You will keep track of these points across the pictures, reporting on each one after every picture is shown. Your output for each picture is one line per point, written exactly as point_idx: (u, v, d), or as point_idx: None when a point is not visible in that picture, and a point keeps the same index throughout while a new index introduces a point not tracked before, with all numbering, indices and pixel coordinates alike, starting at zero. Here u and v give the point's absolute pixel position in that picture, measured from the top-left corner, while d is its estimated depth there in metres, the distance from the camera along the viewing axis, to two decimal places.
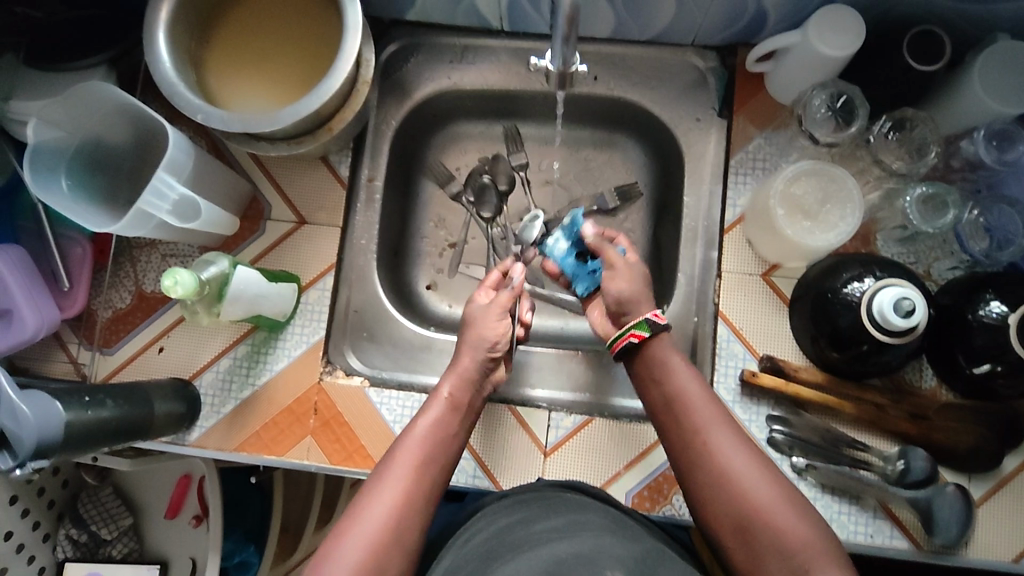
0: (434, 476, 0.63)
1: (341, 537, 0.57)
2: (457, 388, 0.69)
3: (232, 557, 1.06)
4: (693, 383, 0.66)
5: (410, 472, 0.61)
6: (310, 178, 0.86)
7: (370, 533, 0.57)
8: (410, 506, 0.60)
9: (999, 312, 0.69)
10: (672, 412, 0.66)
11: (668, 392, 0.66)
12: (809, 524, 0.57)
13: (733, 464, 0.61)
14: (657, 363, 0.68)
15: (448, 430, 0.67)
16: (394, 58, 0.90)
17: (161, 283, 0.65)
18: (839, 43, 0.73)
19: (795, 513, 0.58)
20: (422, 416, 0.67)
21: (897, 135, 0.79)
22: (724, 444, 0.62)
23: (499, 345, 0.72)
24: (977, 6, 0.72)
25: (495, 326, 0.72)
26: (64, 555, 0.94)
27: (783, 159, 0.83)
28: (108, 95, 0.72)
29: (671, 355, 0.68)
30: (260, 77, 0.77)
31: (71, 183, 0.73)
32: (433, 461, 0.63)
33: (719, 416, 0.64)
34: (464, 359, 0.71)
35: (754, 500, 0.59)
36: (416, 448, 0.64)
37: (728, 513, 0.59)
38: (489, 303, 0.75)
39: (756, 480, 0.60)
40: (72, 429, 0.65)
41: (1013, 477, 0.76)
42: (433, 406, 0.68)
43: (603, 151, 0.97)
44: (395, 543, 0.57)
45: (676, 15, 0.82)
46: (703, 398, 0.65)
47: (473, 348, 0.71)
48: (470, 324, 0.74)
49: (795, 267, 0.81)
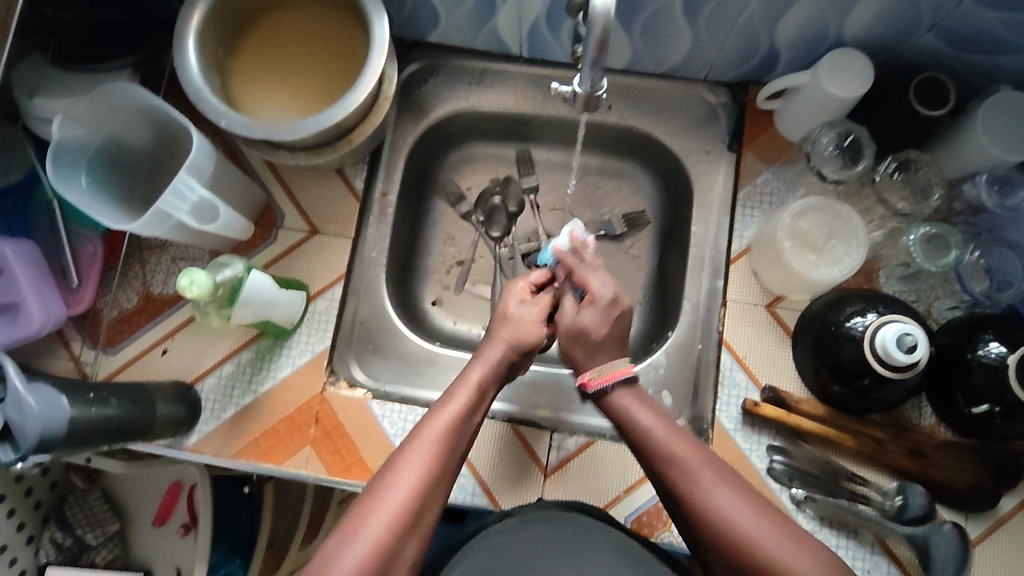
0: (450, 471, 0.61)
1: (355, 528, 0.56)
2: (486, 377, 0.67)
3: (218, 569, 1.03)
4: (662, 427, 0.65)
5: (430, 462, 0.60)
6: (325, 189, 0.88)
7: (386, 523, 0.56)
8: (425, 495, 0.59)
9: (998, 352, 0.71)
10: (647, 454, 0.65)
11: (638, 438, 0.66)
12: (807, 553, 0.57)
13: (726, 504, 0.60)
14: (622, 412, 0.68)
15: (470, 421, 0.64)
16: (414, 77, 0.92)
17: (177, 282, 0.65)
18: (848, 85, 0.75)
19: (799, 552, 0.57)
20: (450, 401, 0.64)
21: (902, 176, 0.82)
22: (715, 491, 0.60)
23: (529, 351, 0.70)
24: (981, 56, 0.75)
25: (533, 326, 0.71)
26: (46, 559, 0.91)
27: (790, 194, 0.85)
28: (135, 96, 0.73)
29: (634, 409, 0.67)
30: (285, 89, 0.79)
31: (91, 181, 0.75)
32: (456, 449, 0.62)
33: (698, 453, 0.63)
34: (495, 351, 0.68)
35: (749, 533, 0.58)
36: (441, 427, 0.62)
37: (723, 551, 0.59)
38: (525, 302, 0.73)
39: (755, 520, 0.59)
40: (75, 425, 0.65)
41: (1011, 517, 0.77)
42: (462, 389, 0.65)
43: (612, 179, 0.98)
44: (406, 540, 0.57)
45: (691, 51, 0.84)
46: (677, 438, 0.64)
47: (507, 344, 0.69)
48: (508, 317, 0.71)
49: (799, 300, 0.83)
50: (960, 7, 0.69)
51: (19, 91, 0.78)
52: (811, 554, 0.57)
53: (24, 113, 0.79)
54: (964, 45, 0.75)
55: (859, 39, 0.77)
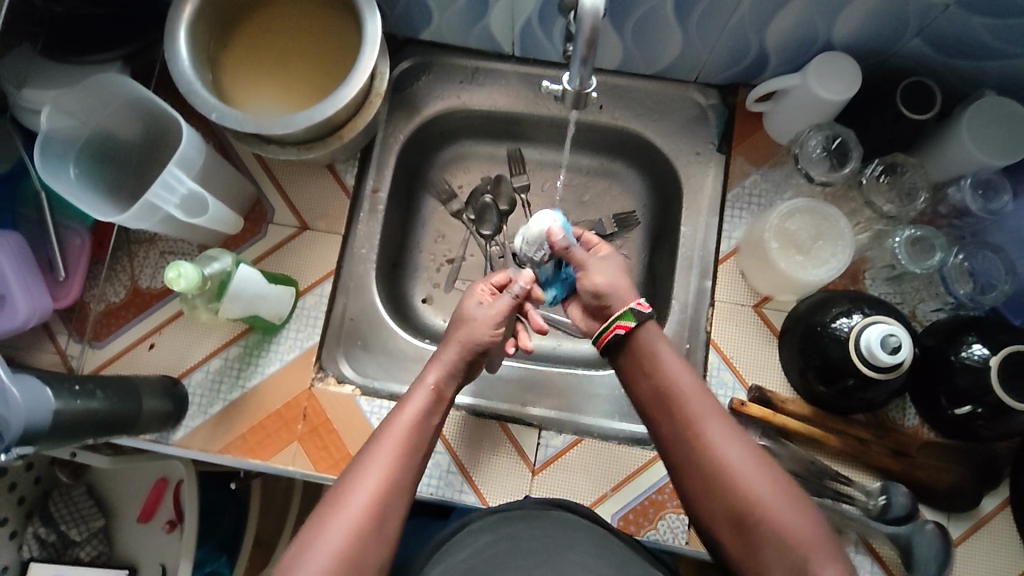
0: (415, 471, 0.62)
1: (322, 526, 0.56)
2: (442, 379, 0.68)
3: (203, 566, 1.02)
4: (680, 370, 0.66)
5: (394, 461, 0.61)
6: (316, 185, 0.88)
7: (354, 520, 0.57)
8: (389, 495, 0.59)
9: (980, 354, 0.71)
10: (662, 406, 0.66)
11: (656, 382, 0.66)
12: (804, 515, 0.59)
13: (732, 456, 0.61)
14: (643, 355, 0.68)
15: (429, 421, 0.65)
16: (406, 74, 0.93)
17: (165, 275, 0.65)
18: (836, 88, 0.76)
19: (792, 510, 0.59)
20: (407, 402, 0.65)
21: (888, 179, 0.82)
22: (719, 440, 0.62)
23: (484, 352, 0.71)
24: (966, 62, 0.76)
25: (487, 328, 0.71)
26: (30, 554, 0.91)
27: (777, 196, 0.86)
28: (124, 88, 0.73)
29: (657, 346, 0.68)
30: (277, 83, 0.79)
31: (79, 172, 0.74)
32: (418, 448, 0.63)
33: (711, 407, 0.64)
34: (449, 353, 0.69)
35: (747, 486, 0.60)
36: (404, 428, 0.63)
37: (724, 501, 0.60)
38: (484, 304, 0.74)
39: (755, 473, 0.60)
40: (61, 418, 0.64)
41: (992, 518, 0.77)
42: (416, 393, 0.66)
43: (603, 179, 0.99)
44: (372, 541, 0.57)
45: (681, 53, 0.85)
46: (696, 391, 0.65)
47: (462, 345, 0.70)
48: (461, 317, 0.73)
49: (786, 300, 0.83)
50: (946, 12, 0.70)
51: (8, 83, 0.78)
52: (803, 515, 0.59)
53: (13, 105, 0.79)
54: (950, 51, 0.76)
55: (847, 43, 0.78)
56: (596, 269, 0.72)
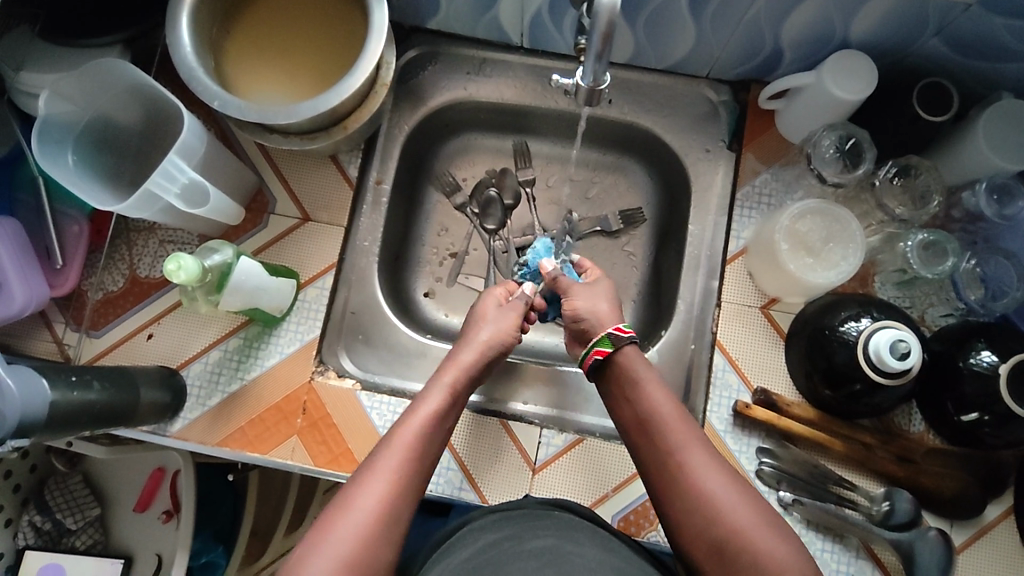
0: (424, 474, 0.62)
1: (327, 531, 0.55)
2: (458, 380, 0.68)
3: (199, 557, 1.02)
4: (664, 398, 0.66)
5: (401, 465, 0.60)
6: (319, 176, 0.86)
7: (359, 527, 0.56)
8: (394, 501, 0.58)
9: (989, 361, 0.70)
10: (646, 436, 0.65)
11: (642, 410, 0.66)
12: (787, 545, 0.57)
13: (714, 483, 0.60)
14: (629, 382, 0.68)
15: (444, 424, 0.65)
16: (411, 64, 0.91)
17: (165, 266, 0.64)
18: (852, 87, 0.75)
19: (775, 538, 0.58)
20: (421, 405, 0.65)
21: (901, 181, 0.81)
22: (702, 465, 0.62)
23: (503, 350, 0.74)
24: (984, 63, 0.75)
25: (507, 331, 0.74)
26: (25, 542, 0.90)
27: (788, 196, 0.85)
28: (124, 73, 0.71)
29: (642, 371, 0.69)
30: (281, 72, 0.77)
31: (77, 158, 0.73)
32: (429, 452, 0.62)
33: (694, 436, 0.64)
34: (471, 354, 0.71)
35: (729, 514, 0.59)
36: (414, 434, 0.62)
37: (707, 528, 0.59)
38: (503, 306, 0.77)
39: (737, 501, 0.60)
40: (57, 409, 0.63)
41: (995, 525, 0.77)
42: (434, 392, 0.66)
43: (610, 174, 0.98)
44: (378, 547, 0.56)
45: (694, 47, 0.83)
46: (676, 418, 0.65)
47: (483, 347, 0.71)
48: (483, 321, 0.75)
49: (794, 303, 0.82)
50: (967, 13, 0.69)
51: (6, 65, 0.77)
52: (788, 544, 0.57)
53: (11, 88, 0.77)
54: (968, 51, 0.74)
55: (865, 41, 0.77)
56: (578, 294, 0.76)
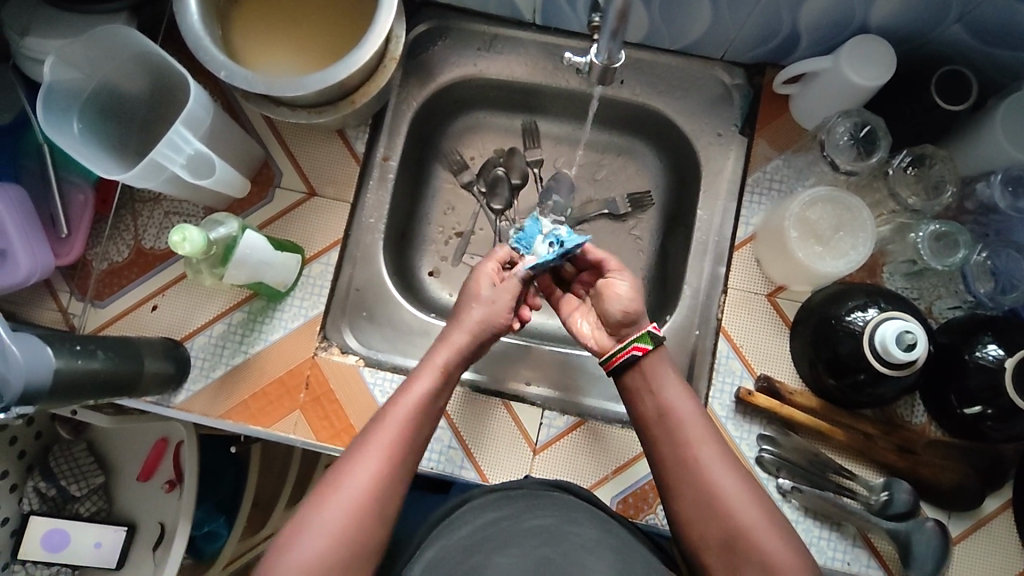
0: (414, 452, 0.62)
1: (321, 505, 0.56)
2: (451, 361, 0.67)
3: (203, 526, 1.04)
4: (681, 395, 0.66)
5: (391, 443, 0.60)
6: (326, 150, 0.85)
7: (351, 503, 0.56)
8: (386, 478, 0.58)
9: (995, 355, 0.70)
10: (661, 430, 0.65)
11: (659, 405, 0.66)
12: (789, 545, 0.59)
13: (725, 482, 0.61)
14: (650, 376, 0.68)
15: (434, 403, 0.65)
16: (421, 39, 0.90)
17: (170, 238, 0.63)
18: (869, 73, 0.73)
19: (779, 539, 0.59)
20: (413, 384, 0.64)
21: (915, 170, 0.80)
22: (715, 464, 0.62)
23: (497, 332, 0.71)
24: (1005, 51, 0.74)
25: (499, 311, 0.71)
26: (29, 507, 0.91)
27: (800, 182, 0.84)
28: (130, 40, 0.71)
29: (665, 368, 0.68)
30: (290, 44, 0.76)
31: (83, 127, 0.72)
32: (421, 432, 0.62)
33: (710, 435, 0.64)
34: (460, 335, 0.68)
35: (738, 513, 0.60)
36: (405, 414, 0.62)
37: (715, 526, 0.60)
38: (497, 285, 0.73)
39: (745, 501, 0.61)
40: (62, 377, 0.63)
41: (994, 517, 0.77)
42: (425, 372, 0.65)
43: (619, 156, 0.96)
44: (369, 524, 0.57)
45: (709, 28, 0.82)
46: (692, 414, 0.65)
47: (475, 328, 0.69)
48: (475, 300, 0.71)
49: (801, 291, 0.82)
50: None
51: (11, 30, 0.76)
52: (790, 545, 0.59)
53: (17, 54, 0.77)
54: (989, 38, 0.73)
55: (883, 26, 0.75)
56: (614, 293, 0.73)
